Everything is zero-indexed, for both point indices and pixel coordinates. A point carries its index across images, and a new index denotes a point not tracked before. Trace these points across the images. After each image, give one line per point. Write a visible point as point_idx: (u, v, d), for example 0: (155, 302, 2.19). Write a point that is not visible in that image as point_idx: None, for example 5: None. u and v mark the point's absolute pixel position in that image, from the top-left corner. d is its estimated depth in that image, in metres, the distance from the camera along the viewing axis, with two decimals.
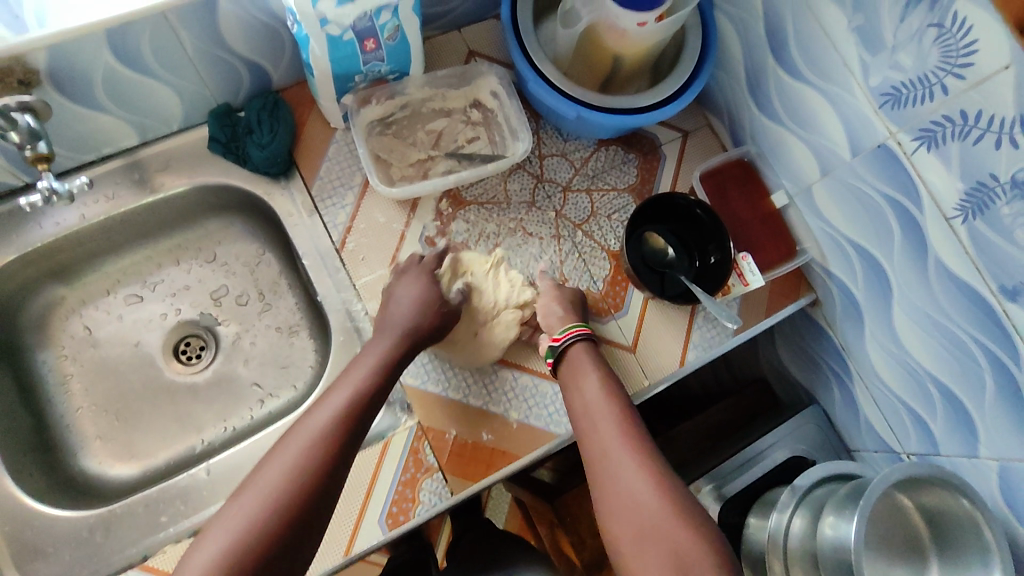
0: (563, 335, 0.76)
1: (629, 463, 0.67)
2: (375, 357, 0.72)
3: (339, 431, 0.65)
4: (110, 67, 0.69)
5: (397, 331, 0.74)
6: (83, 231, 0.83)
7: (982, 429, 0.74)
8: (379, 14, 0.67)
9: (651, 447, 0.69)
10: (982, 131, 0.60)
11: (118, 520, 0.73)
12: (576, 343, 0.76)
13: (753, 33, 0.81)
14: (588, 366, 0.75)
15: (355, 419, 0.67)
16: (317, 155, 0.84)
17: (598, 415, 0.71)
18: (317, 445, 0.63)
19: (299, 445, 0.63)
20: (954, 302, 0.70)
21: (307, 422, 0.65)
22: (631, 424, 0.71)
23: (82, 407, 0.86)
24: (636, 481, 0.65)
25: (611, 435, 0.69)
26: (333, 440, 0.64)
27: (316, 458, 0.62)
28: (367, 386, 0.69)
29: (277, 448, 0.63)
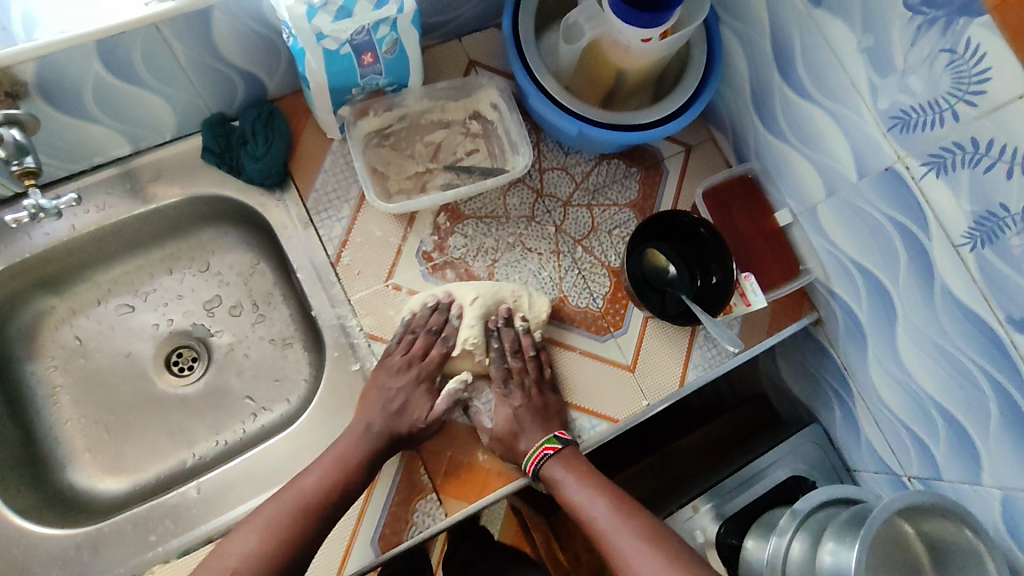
0: (532, 463, 0.74)
1: (642, 560, 0.68)
2: (356, 441, 0.72)
3: (319, 506, 0.68)
4: (101, 78, 0.67)
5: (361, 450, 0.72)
6: (73, 241, 0.81)
7: (985, 457, 0.73)
8: (377, 28, 0.65)
9: (662, 534, 0.71)
10: (993, 160, 0.59)
11: (106, 538, 0.72)
12: (551, 456, 0.75)
13: (760, 48, 0.80)
14: (569, 472, 0.75)
15: (337, 497, 0.69)
16: (313, 167, 0.83)
17: (601, 515, 0.72)
18: (297, 522, 0.67)
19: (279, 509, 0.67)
20: (961, 331, 0.69)
21: (295, 487, 0.69)
22: (649, 530, 0.71)
23: (71, 420, 0.84)
24: (644, 556, 0.68)
25: (624, 542, 0.70)
26: (313, 510, 0.68)
27: (293, 528, 0.66)
28: (350, 468, 0.71)
29: (266, 503, 0.69)
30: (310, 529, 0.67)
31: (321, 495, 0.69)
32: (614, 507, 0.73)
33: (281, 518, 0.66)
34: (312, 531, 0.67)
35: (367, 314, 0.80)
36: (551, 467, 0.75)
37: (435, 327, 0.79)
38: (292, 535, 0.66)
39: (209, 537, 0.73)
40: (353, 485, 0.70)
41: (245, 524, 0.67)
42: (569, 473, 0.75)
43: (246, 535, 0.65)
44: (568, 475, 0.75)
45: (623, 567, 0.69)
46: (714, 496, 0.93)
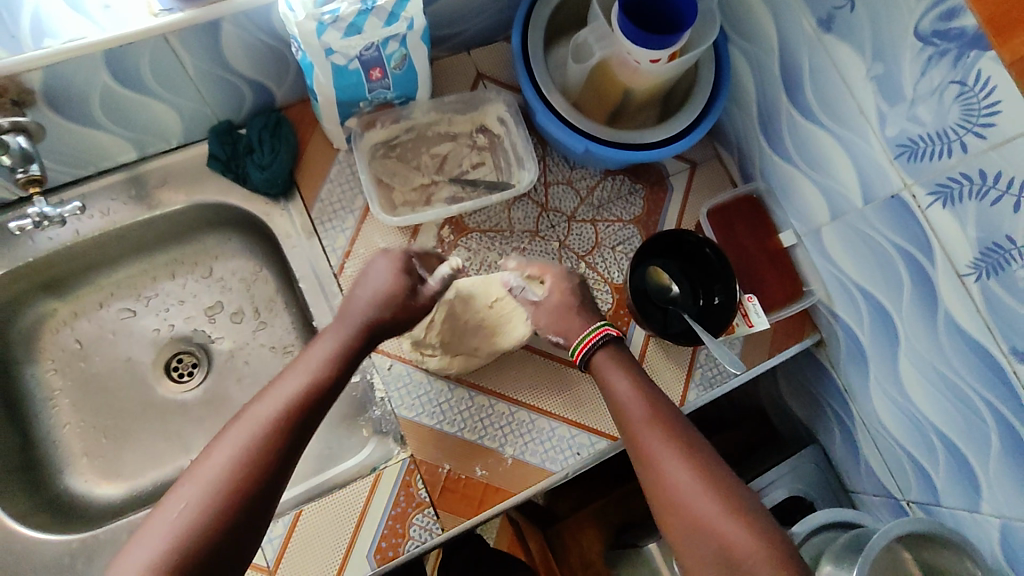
0: (580, 350, 0.74)
1: (674, 461, 0.64)
2: (329, 349, 0.66)
3: (283, 426, 0.60)
4: (108, 87, 0.67)
5: (354, 324, 0.68)
6: (77, 246, 0.81)
7: (985, 485, 0.73)
8: (387, 44, 0.65)
9: (700, 441, 0.67)
10: (1000, 193, 0.59)
11: (101, 547, 0.71)
12: (598, 347, 0.73)
13: (769, 69, 0.79)
14: (612, 364, 0.72)
15: (299, 418, 0.61)
16: (319, 177, 0.82)
17: (638, 421, 0.68)
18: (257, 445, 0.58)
19: (236, 441, 0.58)
20: (964, 360, 0.69)
21: (250, 415, 0.60)
22: (671, 424, 0.67)
23: (70, 424, 0.84)
24: (716, 512, 0.60)
25: (648, 437, 0.67)
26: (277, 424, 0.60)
27: (261, 451, 0.58)
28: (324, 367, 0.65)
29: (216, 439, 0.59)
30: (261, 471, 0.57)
31: (288, 407, 0.61)
32: (654, 413, 0.68)
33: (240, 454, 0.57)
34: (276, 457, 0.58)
35: None
36: (600, 357, 0.73)
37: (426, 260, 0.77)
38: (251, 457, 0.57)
39: None
40: (323, 391, 0.63)
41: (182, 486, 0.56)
42: (619, 367, 0.72)
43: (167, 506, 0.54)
44: (617, 369, 0.72)
45: (650, 470, 0.65)
46: None
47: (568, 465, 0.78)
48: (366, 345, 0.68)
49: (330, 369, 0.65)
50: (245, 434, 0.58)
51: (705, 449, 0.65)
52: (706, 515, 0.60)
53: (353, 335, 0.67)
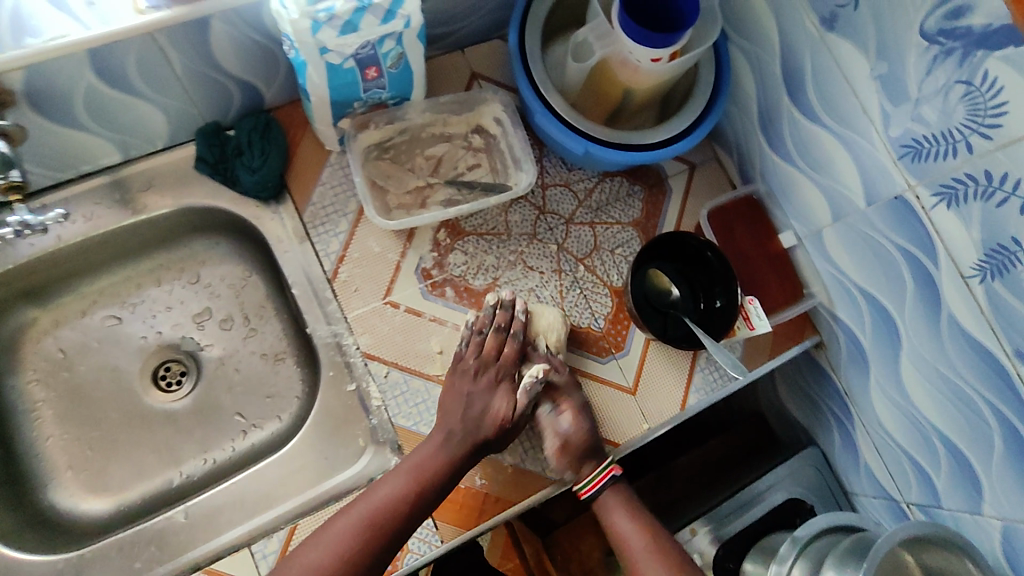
0: (587, 488, 0.76)
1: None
2: (439, 453, 0.71)
3: (390, 523, 0.67)
4: (93, 87, 0.65)
5: (455, 441, 0.71)
6: (60, 251, 0.78)
7: (987, 487, 0.72)
8: (382, 43, 0.63)
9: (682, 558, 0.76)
10: (1007, 194, 0.58)
11: (89, 565, 0.69)
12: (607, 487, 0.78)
13: (769, 69, 0.79)
14: (619, 505, 0.79)
15: (403, 517, 0.68)
16: (311, 180, 0.80)
17: (636, 549, 0.76)
18: (361, 541, 0.66)
19: (344, 529, 0.67)
20: (967, 362, 0.69)
21: (364, 500, 0.68)
22: (664, 548, 0.76)
23: (53, 436, 0.81)
24: None
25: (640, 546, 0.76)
26: (379, 524, 0.67)
27: (361, 545, 0.66)
28: (434, 476, 0.69)
29: (321, 529, 0.68)
30: (360, 569, 0.66)
31: (404, 500, 0.68)
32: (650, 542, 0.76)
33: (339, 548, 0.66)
34: (374, 557, 0.66)
35: (364, 332, 0.77)
36: (606, 497, 0.79)
37: (503, 325, 0.77)
38: (355, 552, 0.66)
39: (198, 563, 0.69)
40: (430, 492, 0.69)
41: (291, 555, 0.66)
42: (620, 507, 0.79)
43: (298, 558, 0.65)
44: (619, 508, 0.79)
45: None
46: (711, 520, 0.92)
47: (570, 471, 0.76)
48: (466, 462, 0.71)
49: (441, 472, 0.70)
50: (349, 527, 0.67)
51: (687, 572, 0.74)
52: None
53: (455, 450, 0.71)
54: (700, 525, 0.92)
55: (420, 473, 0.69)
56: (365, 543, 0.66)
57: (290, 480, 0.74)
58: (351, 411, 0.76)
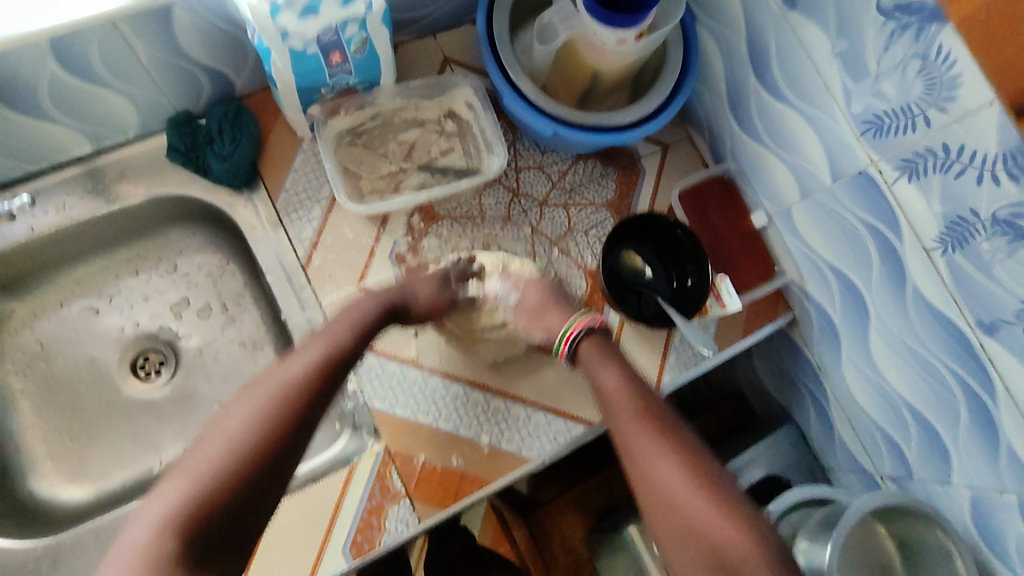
0: (569, 336, 0.73)
1: (665, 463, 0.57)
2: (357, 315, 0.69)
3: (307, 386, 0.57)
4: (57, 77, 0.65)
5: (380, 296, 0.71)
6: (33, 243, 0.78)
7: (955, 457, 0.73)
8: (346, 27, 0.63)
9: (690, 440, 0.60)
10: (964, 166, 0.59)
11: (68, 550, 0.70)
12: (581, 338, 0.72)
13: (736, 48, 0.79)
14: (603, 358, 0.70)
15: (321, 385, 0.58)
16: (283, 167, 0.81)
17: (624, 421, 0.63)
18: (248, 445, 0.52)
19: (244, 412, 0.54)
20: (932, 333, 0.70)
21: (275, 376, 0.57)
22: (659, 415, 0.62)
23: (33, 427, 0.82)
24: (686, 490, 0.54)
25: (631, 425, 0.62)
26: (301, 389, 0.57)
27: (282, 407, 0.55)
28: (354, 334, 0.66)
29: (234, 400, 0.56)
30: (277, 441, 0.53)
31: (312, 375, 0.58)
32: (640, 406, 0.64)
33: (192, 491, 0.48)
34: (292, 427, 0.54)
35: None
36: (586, 344, 0.72)
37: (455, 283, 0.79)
38: (260, 432, 0.52)
39: None
40: (344, 363, 0.62)
41: (193, 450, 0.52)
42: (605, 361, 0.70)
43: (139, 521, 0.48)
44: (605, 362, 0.69)
45: (634, 459, 0.60)
46: None
47: (545, 450, 0.77)
48: (384, 323, 0.70)
49: (354, 344, 0.65)
50: (257, 403, 0.54)
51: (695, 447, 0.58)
52: (674, 496, 0.54)
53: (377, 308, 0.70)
54: None
55: (335, 346, 0.63)
56: (268, 429, 0.53)
57: None
58: None
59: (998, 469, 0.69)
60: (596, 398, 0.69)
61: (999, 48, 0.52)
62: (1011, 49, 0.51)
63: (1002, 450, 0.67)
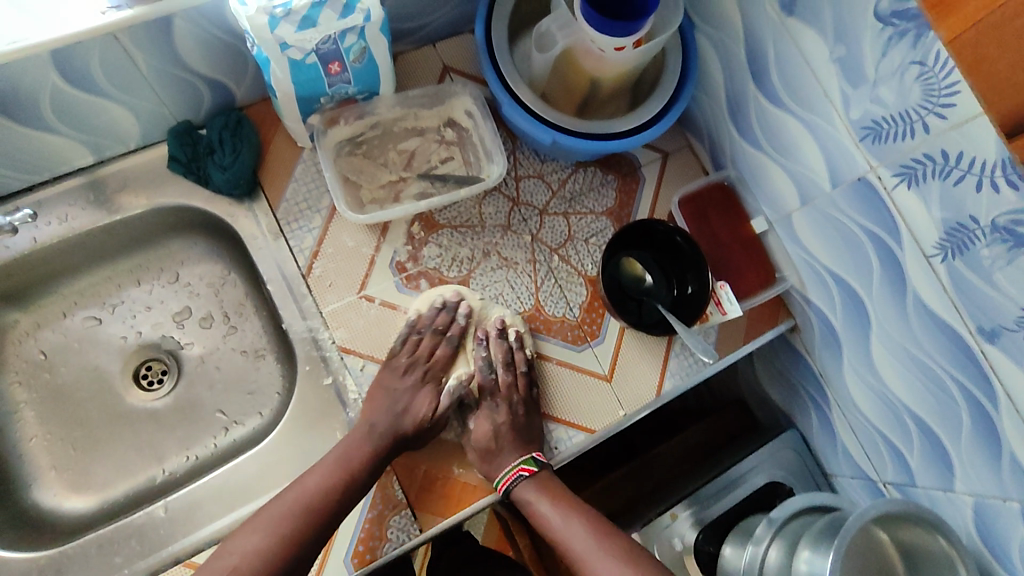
0: (501, 486, 0.74)
1: (605, 565, 0.70)
2: (360, 442, 0.72)
3: (323, 507, 0.68)
4: (58, 88, 0.66)
5: (380, 431, 0.73)
6: (35, 254, 0.79)
7: (958, 464, 0.73)
8: (344, 37, 0.64)
9: (629, 543, 0.72)
10: (963, 172, 0.59)
11: (70, 561, 0.70)
12: (522, 481, 0.75)
13: (734, 55, 0.79)
14: (542, 493, 0.75)
15: (332, 505, 0.69)
16: (284, 177, 0.81)
17: (580, 549, 0.72)
18: (268, 552, 0.66)
19: (251, 562, 0.65)
20: (932, 340, 0.70)
21: (291, 501, 0.68)
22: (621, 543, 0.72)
23: (36, 437, 0.82)
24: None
25: (585, 548, 0.72)
26: (316, 508, 0.68)
27: (292, 530, 0.67)
28: (360, 464, 0.71)
29: (243, 526, 0.68)
30: (287, 560, 0.66)
31: (330, 494, 0.69)
32: (593, 532, 0.73)
33: (263, 544, 0.66)
34: (302, 550, 0.67)
35: (339, 326, 0.78)
36: (523, 488, 0.75)
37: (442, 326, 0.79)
38: (286, 540, 0.66)
39: (177, 557, 0.71)
40: (360, 478, 0.71)
41: (223, 548, 0.66)
42: (539, 496, 0.75)
43: (233, 548, 0.66)
44: (539, 498, 0.75)
45: (592, 566, 0.70)
46: (692, 503, 0.93)
47: (546, 459, 0.78)
48: (392, 450, 0.73)
49: (365, 462, 0.71)
50: (271, 526, 0.67)
51: (627, 545, 0.72)
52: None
53: (377, 444, 0.72)
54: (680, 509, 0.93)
55: (348, 471, 0.71)
56: (278, 553, 0.66)
57: (269, 473, 0.75)
58: (328, 405, 0.77)
59: (1001, 476, 0.68)
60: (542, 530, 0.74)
61: (995, 57, 0.46)
62: (1009, 57, 0.45)
63: (1004, 457, 0.67)
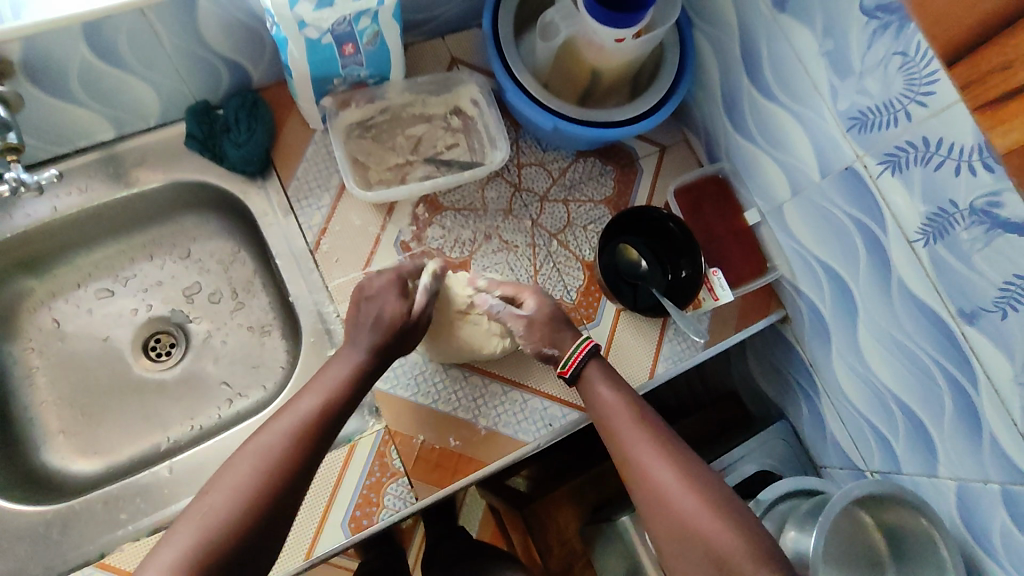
0: (569, 366, 0.74)
1: (662, 466, 0.67)
2: (345, 364, 0.71)
3: (314, 431, 0.66)
4: (87, 61, 0.69)
5: (362, 348, 0.72)
6: (54, 223, 0.82)
7: (940, 448, 0.75)
8: (359, 19, 0.68)
9: (687, 451, 0.69)
10: (943, 158, 0.62)
11: (77, 517, 0.72)
12: (586, 360, 0.74)
13: (730, 51, 0.83)
14: (602, 376, 0.74)
15: (319, 430, 0.67)
16: (295, 157, 0.84)
17: (621, 423, 0.70)
18: (273, 464, 0.63)
19: (249, 465, 0.62)
20: (915, 323, 0.72)
21: (267, 433, 0.65)
22: (653, 423, 0.71)
23: (46, 401, 0.85)
24: (673, 483, 0.65)
25: (636, 435, 0.69)
26: (303, 433, 0.66)
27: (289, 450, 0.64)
28: (337, 390, 0.69)
29: (226, 465, 0.63)
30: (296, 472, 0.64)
31: (316, 416, 0.67)
32: (638, 416, 0.71)
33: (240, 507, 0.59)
34: (301, 465, 0.64)
35: (344, 300, 0.81)
36: (591, 368, 0.74)
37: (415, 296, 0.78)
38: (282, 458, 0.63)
39: (180, 516, 0.73)
40: (339, 404, 0.69)
41: (215, 483, 0.61)
42: (603, 377, 0.74)
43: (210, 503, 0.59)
44: (602, 377, 0.74)
45: (635, 462, 0.68)
46: None
47: (541, 435, 0.80)
48: (379, 364, 0.72)
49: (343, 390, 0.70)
50: (260, 456, 0.63)
51: (698, 468, 0.67)
52: (695, 519, 0.62)
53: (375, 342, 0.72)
54: None
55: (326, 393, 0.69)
56: (279, 469, 0.63)
57: None
58: None
59: (981, 458, 0.70)
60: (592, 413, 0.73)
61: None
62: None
63: (985, 438, 0.69)
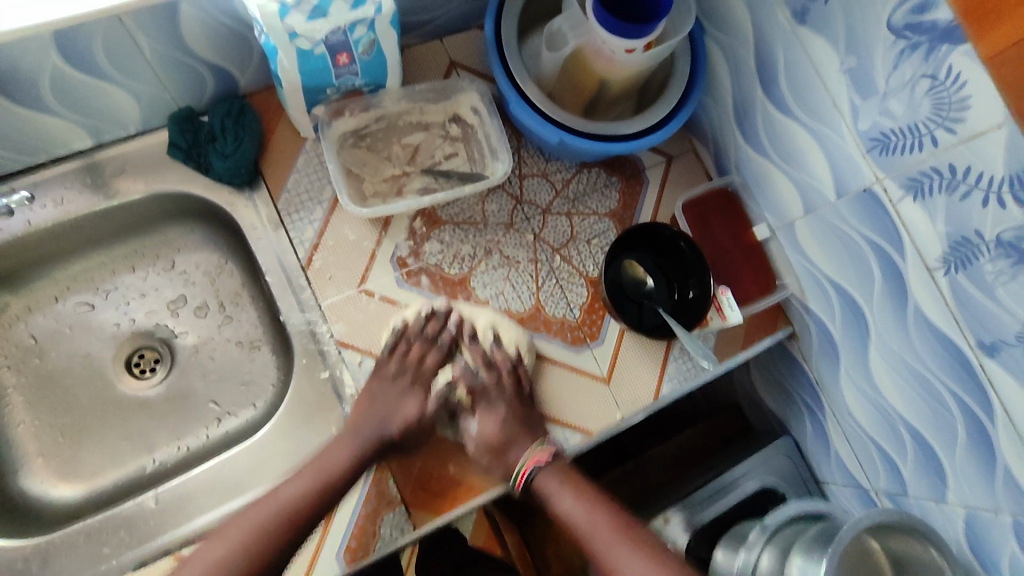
0: (521, 478, 0.74)
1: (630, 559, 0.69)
2: (339, 448, 0.72)
3: (304, 514, 0.68)
4: (59, 70, 0.64)
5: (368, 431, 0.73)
6: (30, 237, 0.77)
7: (951, 476, 0.73)
8: (354, 29, 0.64)
9: (646, 533, 0.71)
10: (970, 187, 0.59)
11: (57, 552, 0.69)
12: (542, 467, 0.74)
13: (744, 61, 0.79)
14: (559, 485, 0.74)
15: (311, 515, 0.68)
16: (285, 167, 0.80)
17: (588, 528, 0.72)
18: (266, 531, 0.67)
19: (238, 532, 0.66)
20: (932, 352, 0.69)
21: (271, 496, 0.69)
22: (619, 522, 0.72)
23: (24, 423, 0.81)
24: (641, 573, 0.67)
25: (606, 541, 0.71)
26: (296, 518, 0.68)
27: (272, 528, 0.67)
28: (335, 474, 0.70)
29: (224, 530, 0.67)
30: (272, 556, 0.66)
31: (304, 498, 0.69)
32: (607, 525, 0.72)
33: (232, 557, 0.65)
34: (286, 540, 0.67)
35: (338, 320, 0.77)
36: (544, 476, 0.75)
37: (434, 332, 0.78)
38: (261, 544, 0.66)
39: (167, 549, 0.70)
40: (333, 489, 0.70)
41: (216, 542, 0.66)
42: (561, 487, 0.74)
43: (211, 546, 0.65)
44: (560, 489, 0.74)
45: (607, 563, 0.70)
46: (684, 507, 0.93)
47: None
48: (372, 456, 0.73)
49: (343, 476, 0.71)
50: (239, 535, 0.66)
51: (663, 552, 0.69)
52: None
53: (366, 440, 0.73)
54: (673, 513, 0.93)
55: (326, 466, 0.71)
56: (259, 540, 0.66)
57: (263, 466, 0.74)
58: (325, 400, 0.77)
59: (995, 490, 0.68)
60: (559, 524, 0.74)
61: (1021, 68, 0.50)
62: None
63: (998, 470, 0.67)
